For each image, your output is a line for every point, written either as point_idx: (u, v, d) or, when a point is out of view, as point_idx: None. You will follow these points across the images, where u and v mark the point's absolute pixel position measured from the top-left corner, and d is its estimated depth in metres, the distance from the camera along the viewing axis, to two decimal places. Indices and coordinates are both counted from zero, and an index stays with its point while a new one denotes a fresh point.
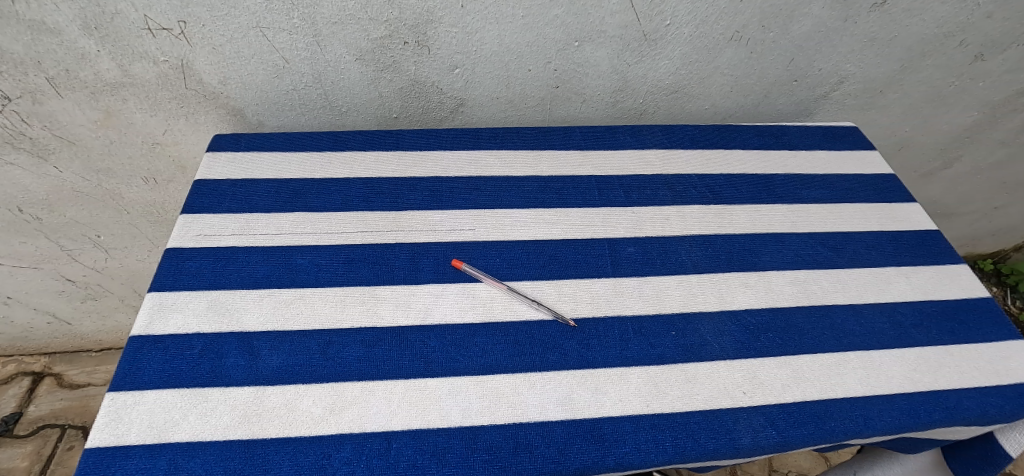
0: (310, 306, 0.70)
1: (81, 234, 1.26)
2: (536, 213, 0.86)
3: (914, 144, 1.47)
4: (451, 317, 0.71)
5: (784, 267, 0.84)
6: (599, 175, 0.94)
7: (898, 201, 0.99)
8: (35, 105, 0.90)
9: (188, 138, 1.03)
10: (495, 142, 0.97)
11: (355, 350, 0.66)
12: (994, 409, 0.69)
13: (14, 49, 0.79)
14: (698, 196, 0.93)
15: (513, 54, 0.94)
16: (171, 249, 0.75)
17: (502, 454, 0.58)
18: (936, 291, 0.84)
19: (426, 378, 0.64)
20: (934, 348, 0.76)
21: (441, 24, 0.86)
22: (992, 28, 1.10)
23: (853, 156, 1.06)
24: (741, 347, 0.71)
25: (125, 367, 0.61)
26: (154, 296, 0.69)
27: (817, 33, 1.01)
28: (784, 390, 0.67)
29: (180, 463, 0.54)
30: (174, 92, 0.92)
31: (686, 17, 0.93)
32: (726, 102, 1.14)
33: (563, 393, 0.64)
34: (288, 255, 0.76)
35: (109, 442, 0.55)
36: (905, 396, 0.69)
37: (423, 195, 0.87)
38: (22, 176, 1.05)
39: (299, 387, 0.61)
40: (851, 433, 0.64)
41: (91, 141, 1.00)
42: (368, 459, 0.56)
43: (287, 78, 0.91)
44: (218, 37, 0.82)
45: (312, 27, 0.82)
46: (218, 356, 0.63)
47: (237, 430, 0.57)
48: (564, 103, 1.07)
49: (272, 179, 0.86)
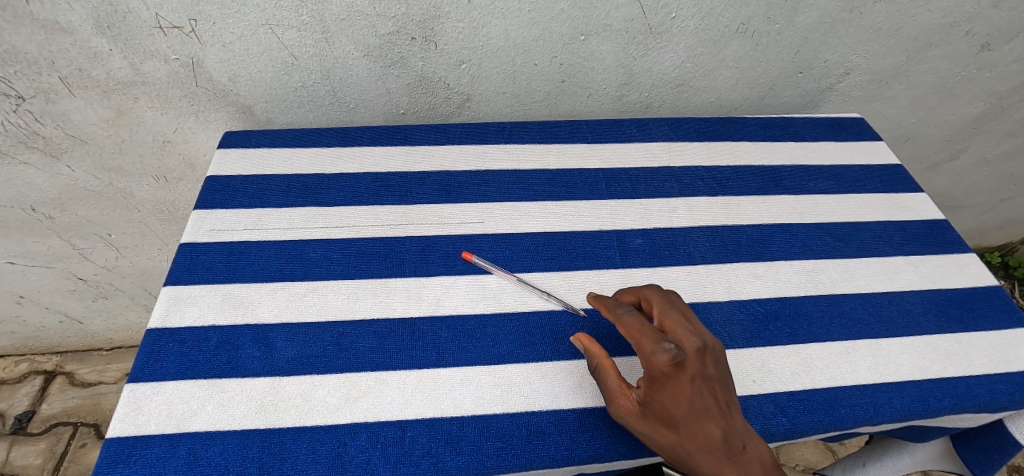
0: (323, 298, 0.71)
1: (92, 233, 1.28)
2: (545, 206, 0.87)
3: (920, 136, 1.47)
4: (462, 309, 0.71)
5: (793, 257, 0.84)
6: (606, 169, 0.94)
7: (905, 191, 0.99)
8: (48, 104, 0.91)
9: (198, 137, 1.04)
10: (503, 136, 0.98)
11: (369, 341, 0.66)
12: (1002, 396, 0.69)
13: (28, 49, 0.80)
14: (706, 187, 0.93)
15: (520, 49, 0.94)
16: (185, 243, 0.76)
17: (515, 442, 0.59)
18: (943, 279, 0.85)
19: (439, 368, 0.65)
20: (943, 336, 0.76)
21: (448, 19, 0.86)
22: (998, 18, 1.10)
23: (859, 147, 1.06)
24: (751, 336, 0.72)
25: (143, 359, 0.62)
26: (171, 290, 0.70)
27: (822, 25, 1.01)
28: (794, 378, 0.68)
29: (199, 452, 0.55)
30: (185, 90, 0.93)
31: (691, 10, 0.93)
32: (732, 94, 1.14)
33: (574, 382, 0.64)
34: (301, 248, 0.77)
35: (130, 431, 0.56)
36: (914, 383, 0.69)
37: (432, 189, 0.87)
38: (34, 176, 1.07)
39: (314, 377, 0.62)
40: (861, 421, 0.65)
41: (103, 140, 1.01)
42: (383, 447, 0.57)
43: (295, 75, 0.92)
44: (228, 34, 0.83)
45: (320, 24, 0.83)
46: (234, 348, 0.64)
47: (254, 420, 0.58)
48: (570, 98, 1.08)
49: (284, 175, 0.87)
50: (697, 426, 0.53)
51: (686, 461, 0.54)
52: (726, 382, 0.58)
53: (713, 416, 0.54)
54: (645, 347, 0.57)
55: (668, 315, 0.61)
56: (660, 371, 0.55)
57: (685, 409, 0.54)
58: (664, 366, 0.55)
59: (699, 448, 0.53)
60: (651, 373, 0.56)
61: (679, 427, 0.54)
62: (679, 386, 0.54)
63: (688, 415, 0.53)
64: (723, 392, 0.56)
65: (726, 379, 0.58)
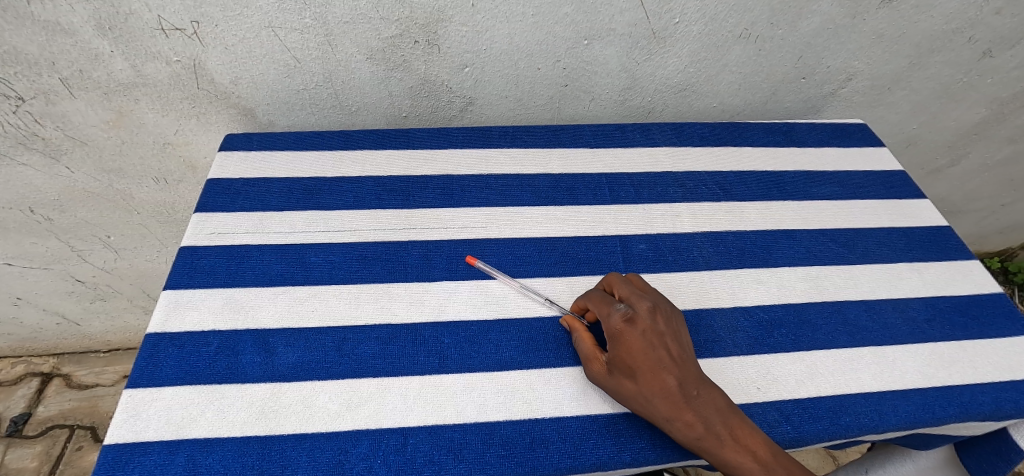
0: (324, 303, 0.70)
1: (92, 235, 1.27)
2: (547, 211, 0.86)
3: (921, 142, 1.47)
4: (465, 314, 0.71)
5: (797, 263, 0.84)
6: (609, 173, 0.94)
7: (908, 197, 0.99)
8: (48, 105, 0.91)
9: (199, 138, 1.04)
10: (505, 140, 0.97)
11: (371, 346, 0.66)
12: (1008, 404, 0.69)
13: (29, 50, 0.80)
14: (708, 193, 0.93)
15: (523, 53, 0.94)
16: (185, 247, 0.75)
17: (519, 450, 0.58)
18: (947, 286, 0.84)
19: (441, 374, 0.64)
20: (948, 343, 0.76)
21: (452, 23, 0.86)
22: (1001, 24, 1.10)
23: (862, 152, 1.06)
24: (755, 343, 0.72)
25: (143, 364, 0.62)
26: (171, 294, 0.69)
27: (825, 30, 1.01)
28: (798, 386, 0.67)
29: (198, 459, 0.55)
30: (186, 92, 0.92)
31: (695, 15, 0.93)
32: (734, 99, 1.14)
33: (577, 389, 0.64)
34: (302, 253, 0.76)
35: (128, 438, 0.56)
36: (919, 391, 0.69)
37: (435, 193, 0.87)
38: (33, 177, 1.06)
39: (316, 383, 0.62)
40: (866, 429, 0.64)
41: (103, 141, 1.01)
42: (385, 455, 0.56)
43: (298, 78, 0.92)
44: (230, 36, 0.83)
45: (323, 27, 0.83)
46: (234, 353, 0.64)
47: (254, 426, 0.57)
48: (573, 102, 1.08)
49: (285, 178, 0.86)
50: (653, 374, 0.58)
51: (647, 409, 0.58)
52: (681, 339, 0.63)
53: (667, 366, 0.59)
54: (604, 312, 0.64)
55: (621, 289, 0.67)
56: (616, 328, 0.61)
57: (641, 358, 0.59)
58: (618, 325, 0.61)
59: (656, 393, 0.58)
60: (609, 332, 0.62)
61: (637, 374, 0.59)
62: (633, 340, 0.60)
63: (644, 363, 0.59)
64: (678, 344, 0.62)
65: (682, 337, 0.63)
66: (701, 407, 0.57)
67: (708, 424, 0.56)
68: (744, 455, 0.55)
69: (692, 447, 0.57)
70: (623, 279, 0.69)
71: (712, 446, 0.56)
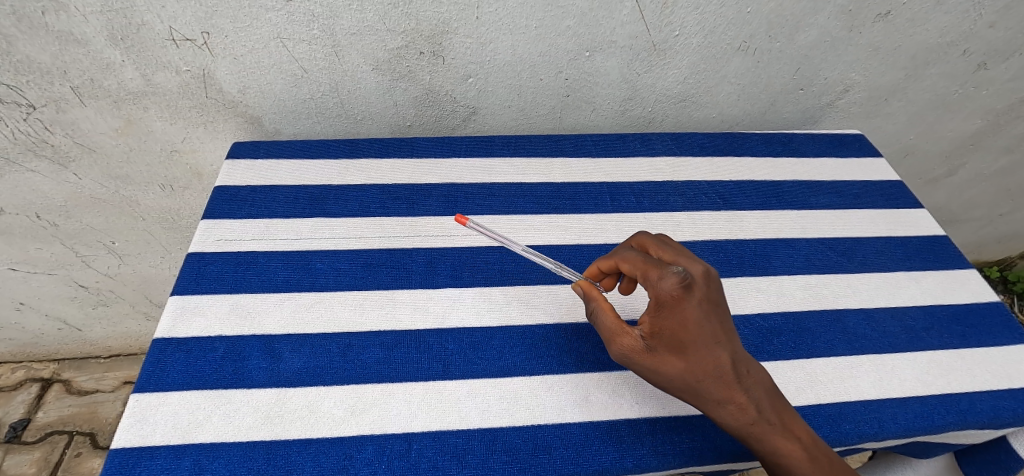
0: (330, 309, 0.71)
1: (96, 241, 1.28)
2: (549, 219, 0.87)
3: (918, 152, 1.49)
4: (469, 321, 0.72)
5: (796, 272, 0.85)
6: (610, 182, 0.95)
7: (905, 207, 1.00)
8: (58, 113, 0.92)
9: (206, 146, 1.05)
10: (508, 149, 0.98)
11: (376, 352, 0.67)
12: (1006, 412, 0.70)
13: (42, 59, 0.82)
14: (708, 202, 0.94)
15: (525, 64, 0.96)
16: (193, 253, 0.76)
17: (522, 456, 0.59)
18: (945, 295, 0.85)
19: (445, 380, 0.65)
20: (946, 352, 0.76)
21: (456, 35, 0.88)
22: (995, 37, 1.12)
23: (860, 162, 1.08)
24: (755, 351, 0.72)
25: (150, 369, 0.62)
26: (178, 300, 0.70)
27: (822, 43, 1.03)
28: (798, 393, 0.68)
29: (204, 464, 0.55)
30: (194, 101, 0.94)
31: (695, 28, 0.95)
32: (733, 109, 1.16)
33: (579, 395, 0.65)
34: (308, 259, 0.77)
35: (135, 442, 0.56)
36: (918, 399, 0.70)
37: (439, 201, 0.88)
38: (41, 183, 1.07)
39: (321, 388, 0.63)
40: (866, 436, 0.65)
41: (111, 148, 1.02)
42: (389, 460, 0.57)
43: (305, 87, 0.93)
44: (239, 47, 0.84)
45: (331, 38, 0.85)
46: (240, 358, 0.65)
47: (260, 431, 0.58)
48: (574, 112, 1.10)
49: (291, 186, 0.88)
50: (709, 349, 0.56)
51: (697, 391, 0.56)
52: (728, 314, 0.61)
53: (721, 341, 0.57)
54: (655, 275, 0.59)
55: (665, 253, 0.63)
56: (669, 294, 0.57)
57: (697, 332, 0.56)
58: (673, 291, 0.57)
59: (710, 372, 0.55)
60: (660, 298, 0.57)
61: (692, 350, 0.56)
62: (689, 311, 0.56)
63: (700, 338, 0.56)
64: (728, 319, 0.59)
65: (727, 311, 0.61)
66: (752, 391, 0.56)
67: (759, 408, 0.55)
68: (793, 441, 0.55)
69: (739, 431, 0.56)
70: (661, 242, 0.66)
71: (763, 431, 0.55)
